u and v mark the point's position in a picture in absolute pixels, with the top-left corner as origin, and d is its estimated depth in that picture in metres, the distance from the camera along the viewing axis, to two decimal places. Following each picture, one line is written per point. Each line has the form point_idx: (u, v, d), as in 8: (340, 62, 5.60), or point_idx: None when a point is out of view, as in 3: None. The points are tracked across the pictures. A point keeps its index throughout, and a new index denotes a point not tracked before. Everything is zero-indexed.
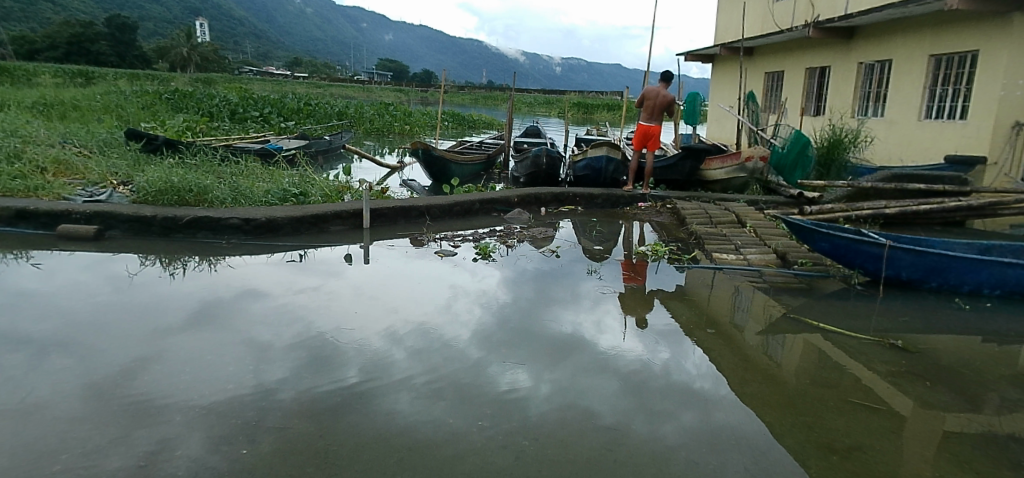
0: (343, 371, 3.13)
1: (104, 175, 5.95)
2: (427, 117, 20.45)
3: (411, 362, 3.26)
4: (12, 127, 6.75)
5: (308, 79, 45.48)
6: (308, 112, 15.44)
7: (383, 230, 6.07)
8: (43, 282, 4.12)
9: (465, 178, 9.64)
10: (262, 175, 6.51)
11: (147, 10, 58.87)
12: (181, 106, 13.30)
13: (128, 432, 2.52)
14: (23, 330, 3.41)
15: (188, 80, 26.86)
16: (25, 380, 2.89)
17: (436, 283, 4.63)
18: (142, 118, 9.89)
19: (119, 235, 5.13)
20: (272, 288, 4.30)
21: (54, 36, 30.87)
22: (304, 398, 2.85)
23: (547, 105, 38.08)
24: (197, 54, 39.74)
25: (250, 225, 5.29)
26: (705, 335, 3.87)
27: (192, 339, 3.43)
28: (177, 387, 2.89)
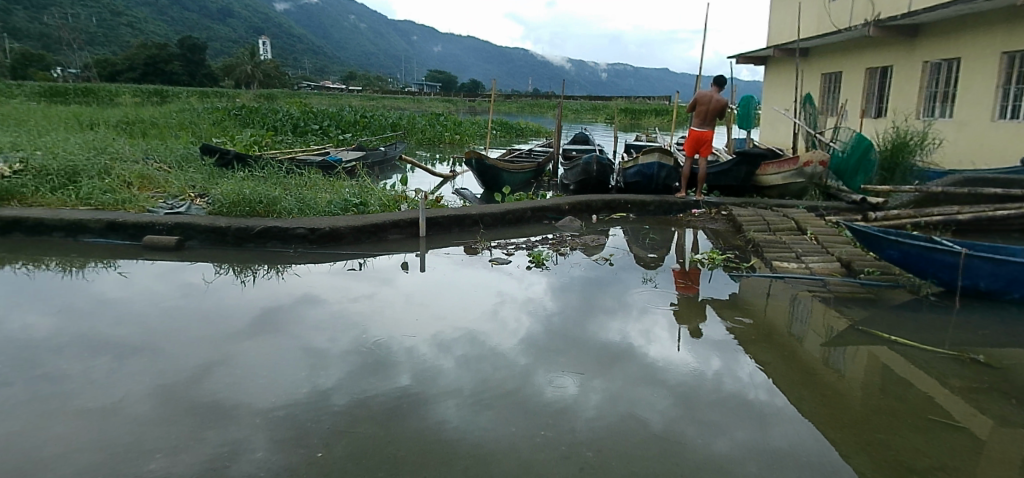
0: (397, 378, 3.24)
1: (183, 189, 6.34)
2: (476, 125, 20.75)
3: (463, 371, 3.35)
4: (101, 144, 7.27)
5: (362, 91, 46.81)
6: (364, 125, 15.88)
7: (438, 238, 6.21)
8: (127, 290, 4.43)
9: (516, 186, 9.75)
10: (323, 186, 6.80)
11: (214, 31, 62.10)
12: (248, 122, 14.03)
13: (201, 433, 2.69)
14: (117, 334, 3.68)
15: (252, 96, 28.11)
16: (122, 382, 3.12)
17: (492, 291, 4.73)
18: (213, 133, 10.46)
19: (196, 244, 5.44)
20: (336, 296, 4.49)
21: (133, 58, 33.04)
22: (361, 404, 2.97)
23: (593, 112, 37.90)
24: (261, 70, 41.51)
25: (315, 234, 5.53)
26: (762, 347, 3.81)
27: (259, 344, 3.62)
28: (255, 390, 3.07)
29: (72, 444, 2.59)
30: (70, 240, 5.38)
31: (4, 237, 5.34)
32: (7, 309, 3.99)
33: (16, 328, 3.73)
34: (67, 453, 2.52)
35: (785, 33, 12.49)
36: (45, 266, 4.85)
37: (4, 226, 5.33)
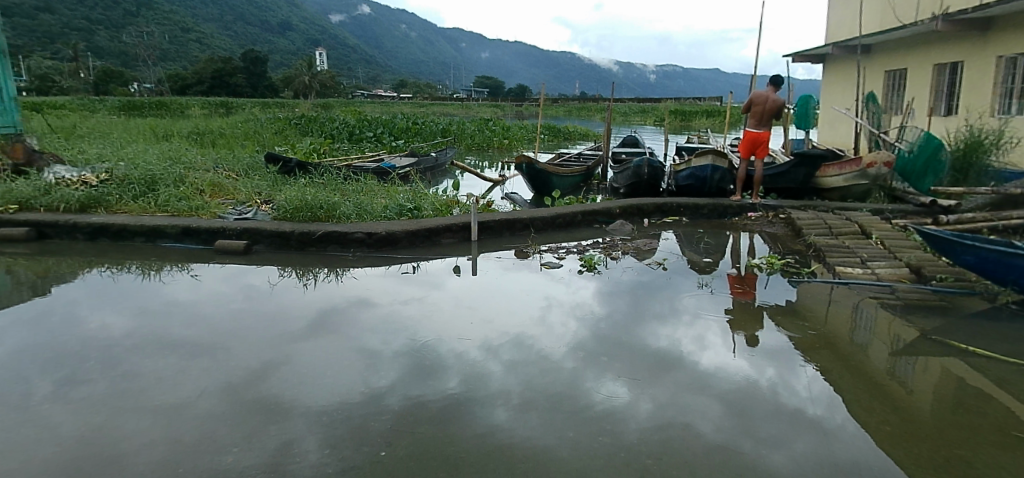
0: (447, 381, 3.31)
1: (250, 196, 6.65)
2: (525, 130, 20.87)
3: (511, 375, 3.39)
4: (175, 154, 7.72)
5: (413, 98, 47.77)
6: (415, 131, 16.19)
7: (490, 243, 6.28)
8: (197, 293, 4.68)
9: (566, 190, 9.77)
10: (379, 192, 7.00)
11: (273, 44, 64.68)
12: (307, 130, 14.57)
13: (268, 430, 2.82)
14: (193, 334, 3.90)
15: (311, 106, 29.17)
16: (199, 379, 3.31)
17: (543, 295, 4.76)
18: (274, 142, 10.91)
19: (263, 249, 5.68)
20: (392, 299, 4.61)
21: (200, 72, 34.86)
22: (412, 406, 3.05)
23: (642, 114, 37.44)
24: (318, 81, 42.92)
25: (372, 239, 5.70)
26: (820, 356, 3.70)
27: (317, 345, 3.77)
28: (322, 390, 3.20)
29: (149, 438, 2.76)
30: (150, 244, 5.72)
31: (92, 242, 5.71)
32: (90, 310, 4.28)
33: (103, 327, 3.99)
34: (144, 447, 2.69)
35: (845, 29, 12.05)
36: (125, 269, 5.19)
37: (92, 232, 5.71)
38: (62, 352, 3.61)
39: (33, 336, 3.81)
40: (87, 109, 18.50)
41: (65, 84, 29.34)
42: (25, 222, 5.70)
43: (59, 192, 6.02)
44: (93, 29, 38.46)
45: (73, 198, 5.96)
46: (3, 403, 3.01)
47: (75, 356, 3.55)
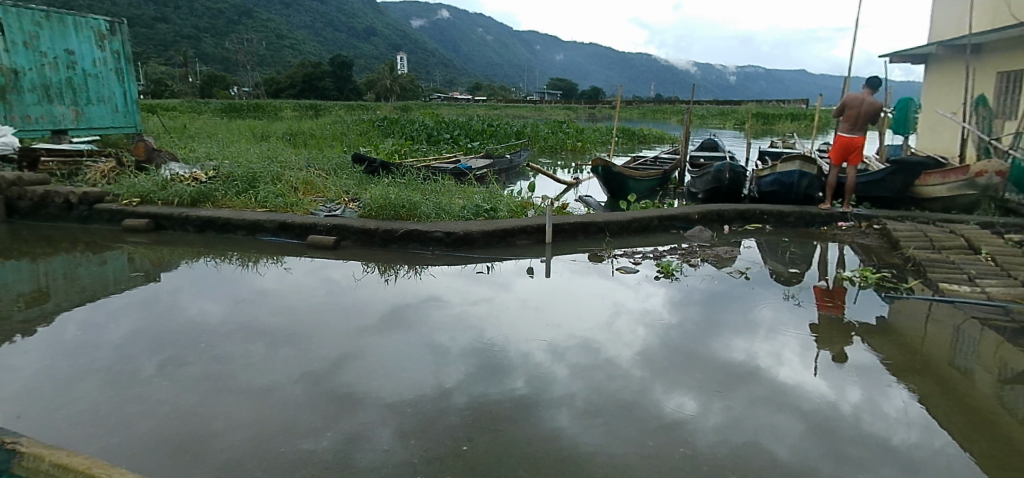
0: (513, 382, 3.35)
1: (339, 193, 6.99)
2: (599, 133, 20.72)
3: (577, 379, 3.39)
4: (272, 153, 8.21)
5: (488, 100, 48.36)
6: (490, 133, 16.28)
7: (564, 245, 6.27)
8: (283, 284, 4.96)
9: (642, 195, 9.61)
10: (456, 192, 7.17)
11: (357, 49, 67.36)
12: (388, 132, 15.08)
13: (348, 419, 2.97)
14: (282, 324, 4.14)
15: (391, 108, 30.19)
16: (287, 366, 3.51)
17: (614, 300, 4.72)
18: (358, 143, 11.38)
19: (350, 245, 5.95)
20: (466, 298, 4.71)
21: (293, 76, 36.92)
22: (480, 404, 3.11)
23: (721, 117, 36.25)
24: (398, 84, 44.26)
25: (450, 238, 5.85)
26: (914, 379, 3.47)
27: (391, 340, 3.90)
28: (400, 383, 3.32)
29: (243, 418, 2.96)
30: (250, 237, 6.12)
31: (200, 234, 6.18)
32: (192, 297, 4.63)
33: (205, 313, 4.30)
34: (231, 428, 2.88)
35: (952, 28, 11.18)
36: (226, 259, 5.58)
37: (200, 225, 6.17)
38: (167, 335, 3.92)
39: (143, 319, 4.16)
40: (195, 111, 19.96)
41: (175, 88, 31.87)
42: (145, 215, 6.24)
43: (175, 187, 6.54)
44: (200, 37, 41.51)
45: (185, 193, 6.45)
46: (115, 379, 3.31)
47: (177, 339, 3.85)
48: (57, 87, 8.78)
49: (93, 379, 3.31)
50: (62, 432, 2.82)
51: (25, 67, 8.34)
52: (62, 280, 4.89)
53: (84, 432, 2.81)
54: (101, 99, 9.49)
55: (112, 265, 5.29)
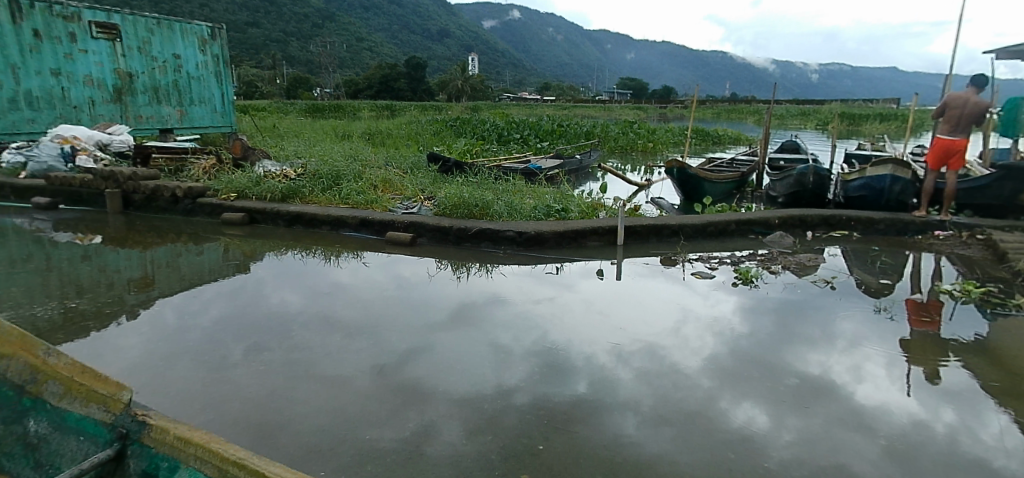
0: (575, 384, 3.33)
1: (415, 192, 7.18)
2: (671, 133, 20.28)
3: (641, 386, 3.34)
4: (353, 152, 8.56)
5: (558, 100, 48.33)
6: (560, 133, 16.23)
7: (636, 248, 6.17)
8: (356, 279, 5.13)
9: (718, 198, 9.31)
10: (528, 193, 7.21)
11: (431, 51, 68.91)
12: (461, 132, 15.36)
13: (411, 412, 3.04)
14: (355, 316, 4.30)
15: (462, 108, 30.77)
16: (358, 357, 3.64)
17: (683, 306, 4.61)
18: (432, 142, 11.64)
19: (426, 242, 6.11)
20: (532, 298, 4.72)
21: (371, 78, 38.27)
22: (541, 406, 3.12)
23: (802, 117, 34.66)
24: (469, 84, 44.91)
25: (521, 237, 5.88)
26: (1018, 406, 3.18)
27: (458, 337, 3.97)
28: (464, 380, 3.38)
29: (315, 405, 3.09)
30: (333, 232, 6.40)
31: (289, 228, 6.52)
32: (275, 287, 4.89)
33: (287, 304, 4.53)
34: (307, 415, 3.01)
35: None
36: (311, 253, 5.86)
37: (289, 220, 6.52)
38: (250, 323, 4.15)
39: (232, 307, 4.42)
40: (282, 111, 21.07)
41: (264, 89, 33.75)
42: (241, 209, 6.65)
43: (267, 183, 6.93)
44: (286, 40, 43.69)
45: (277, 189, 6.83)
46: (204, 361, 3.54)
47: (261, 327, 4.07)
48: (166, 88, 9.53)
49: (186, 360, 3.56)
50: (161, 408, 3.04)
51: (138, 70, 9.13)
52: (165, 268, 5.28)
53: (177, 409, 3.02)
54: (202, 100, 10.17)
55: (208, 256, 5.67)
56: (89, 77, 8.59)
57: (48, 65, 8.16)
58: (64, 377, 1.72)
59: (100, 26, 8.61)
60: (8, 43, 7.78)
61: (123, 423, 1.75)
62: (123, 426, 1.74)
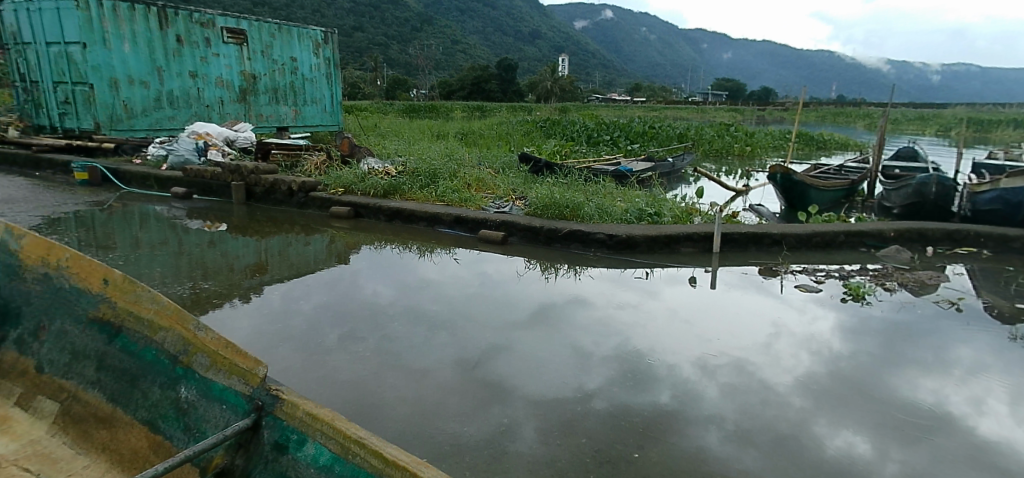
0: (657, 394, 3.26)
1: (507, 191, 7.29)
2: (771, 137, 19.35)
3: (727, 401, 3.21)
4: (447, 151, 8.83)
5: (650, 102, 47.27)
6: (652, 135, 15.87)
7: (732, 256, 5.93)
8: (445, 275, 5.28)
9: (825, 206, 8.75)
10: (618, 195, 7.12)
11: (522, 51, 69.47)
12: (551, 133, 15.42)
13: (491, 408, 3.10)
14: (444, 310, 4.43)
15: (552, 109, 30.91)
16: (447, 350, 3.75)
17: (776, 320, 4.39)
18: (522, 143, 11.77)
19: (517, 241, 6.17)
20: (618, 302, 4.68)
21: (463, 79, 39.17)
22: (621, 413, 3.08)
23: (919, 121, 31.93)
24: (559, 85, 44.92)
25: (613, 240, 5.82)
26: None
27: (541, 337, 3.99)
28: (546, 380, 3.40)
29: (402, 394, 3.22)
30: (429, 228, 6.63)
31: (389, 223, 6.82)
32: (368, 279, 5.13)
33: (380, 296, 4.74)
34: (395, 402, 3.14)
35: None
36: (407, 248, 6.09)
37: (389, 215, 6.81)
38: (345, 311, 4.38)
39: (332, 296, 4.69)
40: (381, 111, 22.04)
41: (366, 90, 35.47)
42: (348, 203, 7.03)
43: (371, 179, 7.29)
44: (387, 43, 45.56)
45: (379, 185, 7.17)
46: (304, 345, 3.78)
47: (356, 316, 4.29)
48: (283, 89, 10.25)
49: (288, 343, 3.82)
50: None
51: (261, 72, 9.88)
52: (276, 256, 5.69)
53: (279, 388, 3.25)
54: (314, 100, 10.88)
55: (314, 247, 6.03)
56: (220, 79, 9.39)
57: (187, 68, 9.01)
58: (210, 350, 1.92)
59: (230, 32, 9.38)
60: (156, 48, 8.65)
61: (259, 396, 1.84)
62: (261, 400, 1.83)
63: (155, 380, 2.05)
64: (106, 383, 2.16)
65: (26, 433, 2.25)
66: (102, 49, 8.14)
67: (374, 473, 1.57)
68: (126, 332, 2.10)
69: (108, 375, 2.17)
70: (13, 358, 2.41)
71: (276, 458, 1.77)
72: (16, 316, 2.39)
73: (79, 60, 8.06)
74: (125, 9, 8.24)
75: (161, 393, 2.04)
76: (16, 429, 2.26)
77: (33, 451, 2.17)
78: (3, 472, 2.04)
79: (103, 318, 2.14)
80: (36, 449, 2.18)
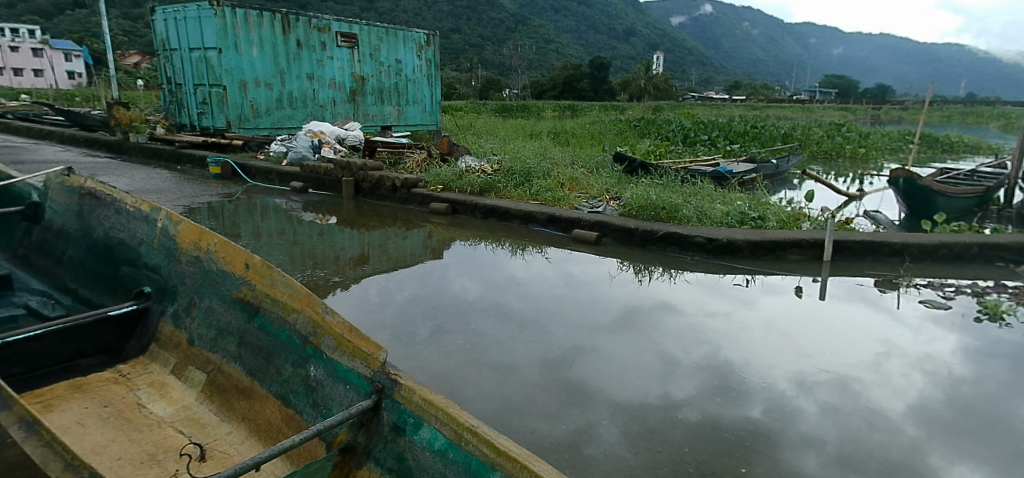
0: (749, 408, 3.13)
1: (601, 191, 7.22)
2: (888, 139, 17.87)
3: (828, 422, 3.02)
4: (542, 150, 8.89)
5: (750, 101, 44.96)
6: (753, 135, 15.11)
7: (845, 266, 5.56)
8: (537, 273, 5.32)
9: (954, 215, 7.98)
10: (717, 198, 6.86)
11: (616, 50, 68.46)
12: (645, 132, 15.09)
13: (576, 409, 3.10)
14: (533, 309, 4.46)
15: (645, 108, 30.22)
16: (539, 348, 3.79)
17: (889, 337, 4.08)
18: (616, 142, 11.60)
19: (611, 242, 6.11)
20: (715, 309, 4.52)
21: (555, 79, 39.11)
22: (710, 424, 2.99)
23: None
24: (653, 83, 43.83)
25: (712, 244, 5.64)
26: None
27: (628, 341, 3.93)
28: (634, 385, 3.35)
29: (487, 390, 3.28)
30: (523, 227, 6.70)
31: (484, 220, 6.96)
32: (458, 274, 5.26)
33: (470, 291, 4.84)
34: (479, 398, 3.20)
35: None
36: (500, 245, 6.19)
37: (485, 212, 6.96)
38: (438, 305, 4.53)
39: (427, 289, 4.87)
40: (476, 111, 22.49)
41: (460, 91, 36.31)
42: (445, 200, 7.26)
43: (467, 177, 7.49)
44: (482, 44, 46.43)
45: (475, 183, 7.35)
46: (397, 336, 3.94)
47: (446, 310, 4.42)
48: (388, 90, 10.73)
49: (384, 333, 4.00)
50: None
51: (369, 74, 10.40)
52: (377, 248, 5.97)
53: None
54: (415, 100, 11.31)
55: (412, 241, 6.28)
56: (333, 80, 9.97)
57: (305, 70, 9.64)
58: (336, 334, 2.07)
59: (343, 36, 9.95)
60: (279, 52, 9.33)
61: (379, 378, 1.94)
62: (381, 383, 1.94)
63: (288, 358, 2.23)
64: (246, 359, 2.39)
65: (180, 398, 2.53)
66: (234, 54, 8.90)
67: (486, 462, 1.62)
68: (265, 311, 2.32)
69: (247, 351, 2.39)
70: (169, 331, 2.73)
71: (395, 439, 1.86)
72: (173, 294, 2.72)
73: (215, 63, 8.86)
74: (255, 16, 8.96)
75: (292, 371, 2.21)
76: (172, 394, 2.56)
77: (186, 416, 2.44)
78: (163, 433, 2.32)
79: (246, 299, 2.39)
80: (187, 414, 2.44)
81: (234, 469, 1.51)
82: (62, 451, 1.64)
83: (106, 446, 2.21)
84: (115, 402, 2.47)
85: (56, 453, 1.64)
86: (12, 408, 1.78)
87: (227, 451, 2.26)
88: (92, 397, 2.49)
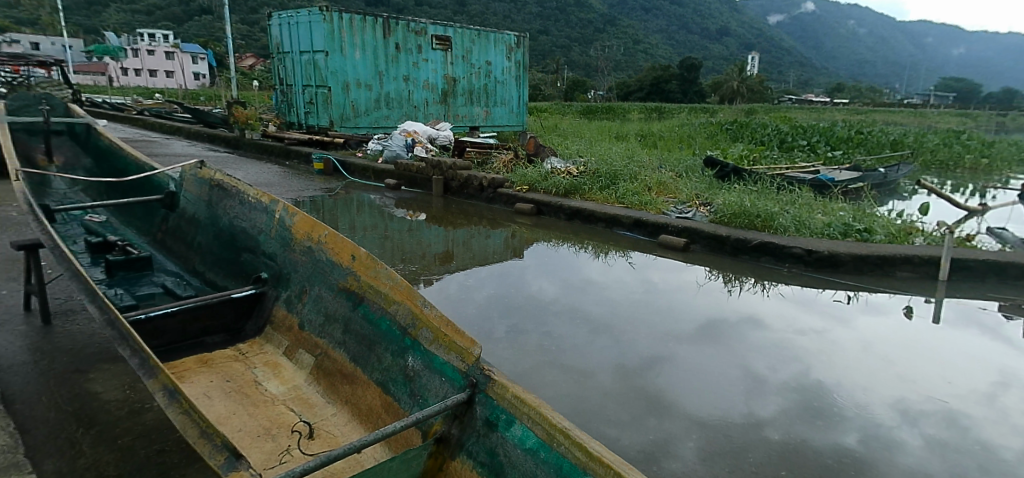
0: (843, 435, 2.94)
1: (690, 197, 7.03)
2: (1016, 149, 16.13)
3: (935, 457, 2.79)
4: (629, 153, 8.76)
5: (854, 105, 42.04)
6: (859, 141, 14.13)
7: (964, 287, 5.09)
8: (623, 277, 5.25)
9: None
10: (817, 207, 6.48)
11: (708, 50, 66.20)
12: (738, 136, 14.50)
13: (657, 419, 3.05)
14: (616, 314, 4.41)
15: (737, 111, 28.95)
16: (622, 354, 3.74)
17: (1013, 368, 3.70)
18: (707, 146, 11.22)
19: (699, 249, 5.92)
20: (814, 326, 4.28)
21: (643, 80, 38.33)
22: (800, 447, 2.83)
23: None
24: (746, 85, 41.99)
25: (811, 256, 5.33)
26: None
27: (715, 353, 3.80)
28: (720, 400, 3.24)
29: (564, 392, 3.29)
30: (608, 230, 6.63)
31: (568, 222, 6.95)
32: (539, 275, 5.29)
33: (553, 292, 4.86)
34: (556, 400, 3.22)
35: None
36: (583, 247, 6.16)
37: (569, 214, 6.95)
38: (521, 304, 4.57)
39: (510, 288, 4.92)
40: (563, 111, 22.42)
41: (547, 93, 36.41)
42: (531, 201, 7.31)
43: (554, 178, 7.51)
44: (570, 45, 46.39)
45: (561, 184, 7.35)
46: (479, 333, 4.02)
47: (527, 310, 4.46)
48: (478, 91, 10.94)
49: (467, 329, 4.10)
50: None
51: (460, 76, 10.66)
52: (462, 246, 6.10)
53: None
54: (503, 102, 11.47)
55: (495, 240, 6.37)
56: (427, 82, 10.30)
57: (402, 72, 10.02)
58: (434, 326, 2.15)
59: (438, 38, 10.26)
60: (379, 54, 9.75)
61: (473, 373, 1.99)
62: (475, 377, 1.99)
63: (388, 347, 2.33)
64: (350, 346, 2.52)
65: (291, 378, 2.70)
66: (338, 56, 9.40)
67: (578, 465, 1.61)
68: (368, 301, 2.45)
69: (351, 338, 2.52)
70: (282, 314, 2.92)
71: (487, 434, 1.90)
72: (286, 281, 2.91)
73: (322, 65, 9.38)
74: (359, 20, 9.41)
75: (392, 360, 2.31)
76: (285, 374, 2.74)
77: (297, 395, 2.60)
78: (277, 409, 2.49)
79: (351, 289, 2.53)
80: (298, 394, 2.61)
81: (341, 450, 1.61)
82: (198, 419, 1.83)
83: (229, 417, 2.41)
84: (236, 378, 2.68)
85: (194, 421, 1.83)
86: (156, 376, 2.00)
87: (332, 431, 2.40)
88: (217, 372, 2.71)
